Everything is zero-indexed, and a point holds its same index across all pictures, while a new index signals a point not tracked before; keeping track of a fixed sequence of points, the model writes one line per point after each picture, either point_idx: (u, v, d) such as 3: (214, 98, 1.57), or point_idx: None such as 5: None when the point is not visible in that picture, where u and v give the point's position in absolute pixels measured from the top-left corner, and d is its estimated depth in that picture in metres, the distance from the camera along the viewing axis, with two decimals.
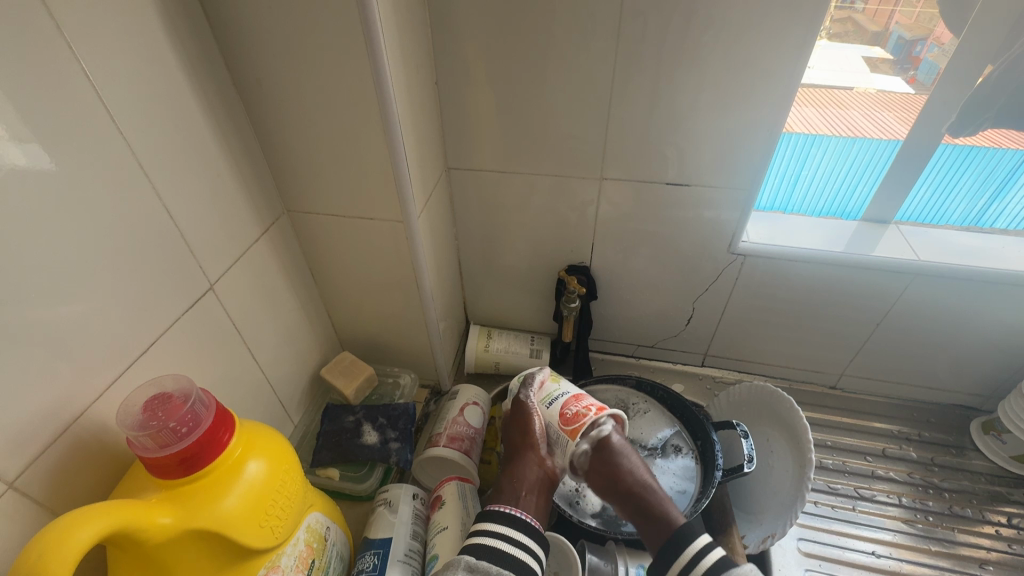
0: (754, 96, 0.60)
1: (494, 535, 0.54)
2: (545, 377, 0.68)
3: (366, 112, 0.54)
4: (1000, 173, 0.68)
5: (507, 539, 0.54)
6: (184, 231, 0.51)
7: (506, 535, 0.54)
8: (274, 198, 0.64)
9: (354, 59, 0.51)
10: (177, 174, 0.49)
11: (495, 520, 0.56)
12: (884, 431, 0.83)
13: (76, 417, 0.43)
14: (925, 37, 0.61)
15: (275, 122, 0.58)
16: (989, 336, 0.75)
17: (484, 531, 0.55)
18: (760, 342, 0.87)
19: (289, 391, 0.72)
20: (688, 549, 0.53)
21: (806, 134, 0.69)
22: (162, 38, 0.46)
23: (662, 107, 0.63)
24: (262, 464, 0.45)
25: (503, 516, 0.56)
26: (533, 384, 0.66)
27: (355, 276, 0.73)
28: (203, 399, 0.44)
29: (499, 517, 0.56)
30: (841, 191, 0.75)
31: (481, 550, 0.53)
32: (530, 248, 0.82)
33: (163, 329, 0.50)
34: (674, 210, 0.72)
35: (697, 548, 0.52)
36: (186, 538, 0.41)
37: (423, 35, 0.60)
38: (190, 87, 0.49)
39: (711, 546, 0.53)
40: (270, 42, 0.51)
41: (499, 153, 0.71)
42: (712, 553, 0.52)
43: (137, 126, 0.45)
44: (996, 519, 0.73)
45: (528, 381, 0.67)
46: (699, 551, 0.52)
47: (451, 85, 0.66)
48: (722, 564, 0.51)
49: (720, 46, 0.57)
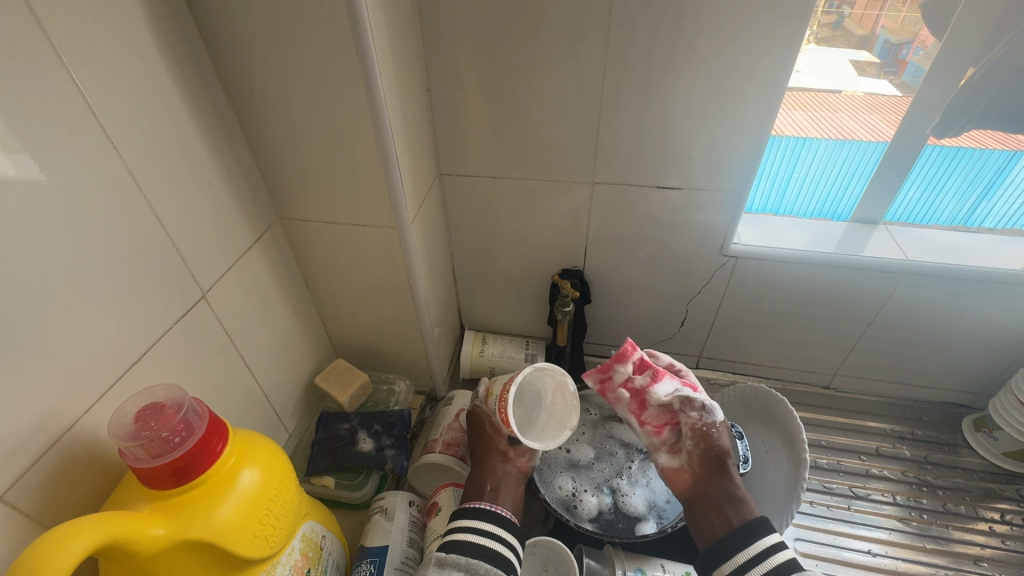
0: (743, 100, 0.61)
1: (463, 530, 0.55)
2: (488, 385, 0.70)
3: (357, 119, 0.55)
4: (987, 172, 0.69)
5: (474, 531, 0.55)
6: (175, 239, 0.51)
7: (471, 526, 0.55)
8: (266, 206, 0.64)
9: (346, 68, 0.51)
10: (167, 183, 0.49)
11: (468, 516, 0.56)
12: (877, 430, 0.84)
13: (67, 428, 0.42)
14: (911, 40, 0.62)
15: (267, 131, 0.58)
16: (977, 334, 0.76)
17: (455, 523, 0.57)
18: (754, 344, 0.87)
19: (282, 399, 0.71)
20: (758, 541, 0.52)
21: (795, 137, 0.69)
22: (151, 47, 0.46)
23: (652, 111, 0.63)
24: (256, 473, 0.45)
25: (482, 514, 0.56)
26: (479, 393, 0.70)
27: (348, 283, 0.73)
28: (196, 408, 0.44)
29: (471, 513, 0.56)
30: (831, 194, 0.76)
31: (450, 544, 0.54)
32: (524, 252, 0.82)
33: (155, 340, 0.50)
34: (665, 212, 0.73)
35: (765, 545, 0.51)
36: (180, 548, 0.40)
37: (415, 43, 0.61)
38: (180, 96, 0.49)
39: (781, 546, 0.52)
40: (262, 52, 0.51)
41: (491, 159, 0.72)
42: (782, 554, 0.51)
43: (127, 135, 0.45)
44: (990, 515, 0.74)
45: (476, 392, 0.71)
46: (768, 548, 0.51)
47: (443, 92, 0.67)
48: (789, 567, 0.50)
49: (707, 53, 0.58)
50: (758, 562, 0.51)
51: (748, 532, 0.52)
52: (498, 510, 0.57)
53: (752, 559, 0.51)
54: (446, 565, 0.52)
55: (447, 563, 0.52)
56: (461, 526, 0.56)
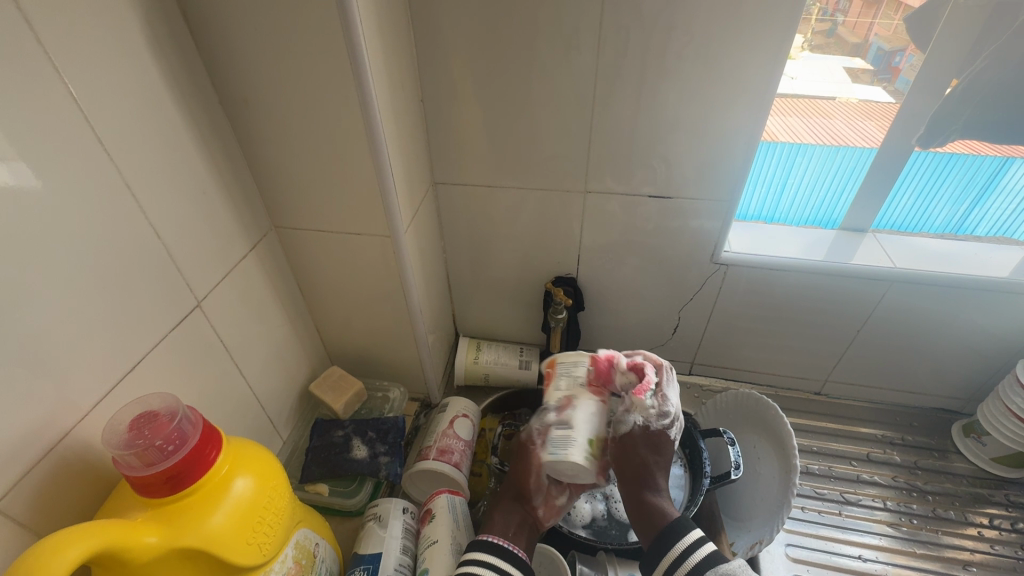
0: (731, 110, 0.62)
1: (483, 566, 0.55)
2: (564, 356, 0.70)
3: (351, 129, 0.55)
4: (981, 178, 0.70)
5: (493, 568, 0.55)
6: (170, 247, 0.51)
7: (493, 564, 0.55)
8: (262, 215, 0.65)
9: (340, 79, 0.52)
10: (162, 192, 0.50)
11: (488, 551, 0.57)
12: (869, 436, 0.85)
13: (61, 437, 0.43)
14: (903, 48, 0.63)
15: (262, 140, 0.58)
16: (965, 340, 0.77)
17: (467, 557, 0.56)
18: (746, 351, 0.88)
19: (277, 406, 0.72)
20: (679, 542, 0.55)
21: (790, 143, 0.70)
22: (148, 58, 0.47)
23: (642, 121, 0.64)
24: (249, 481, 0.45)
25: (501, 551, 0.57)
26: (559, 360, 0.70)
27: (343, 291, 0.73)
28: (190, 417, 0.44)
29: (491, 548, 0.57)
30: (826, 200, 0.77)
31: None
32: (517, 259, 0.83)
33: (149, 348, 0.50)
34: (657, 220, 0.73)
35: (687, 543, 0.55)
36: (173, 557, 0.40)
37: (409, 54, 0.62)
38: (176, 107, 0.50)
39: (701, 541, 0.55)
40: (258, 63, 0.52)
41: (485, 168, 0.73)
42: (703, 548, 0.55)
43: (123, 145, 0.45)
44: (980, 520, 0.75)
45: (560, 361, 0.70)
46: (687, 547, 0.55)
47: (436, 102, 0.67)
48: (707, 562, 0.53)
49: (695, 64, 0.59)
50: (680, 563, 0.54)
51: (664, 539, 0.56)
52: (517, 550, 0.58)
53: (674, 562, 0.55)
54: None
55: None
56: (478, 560, 0.56)
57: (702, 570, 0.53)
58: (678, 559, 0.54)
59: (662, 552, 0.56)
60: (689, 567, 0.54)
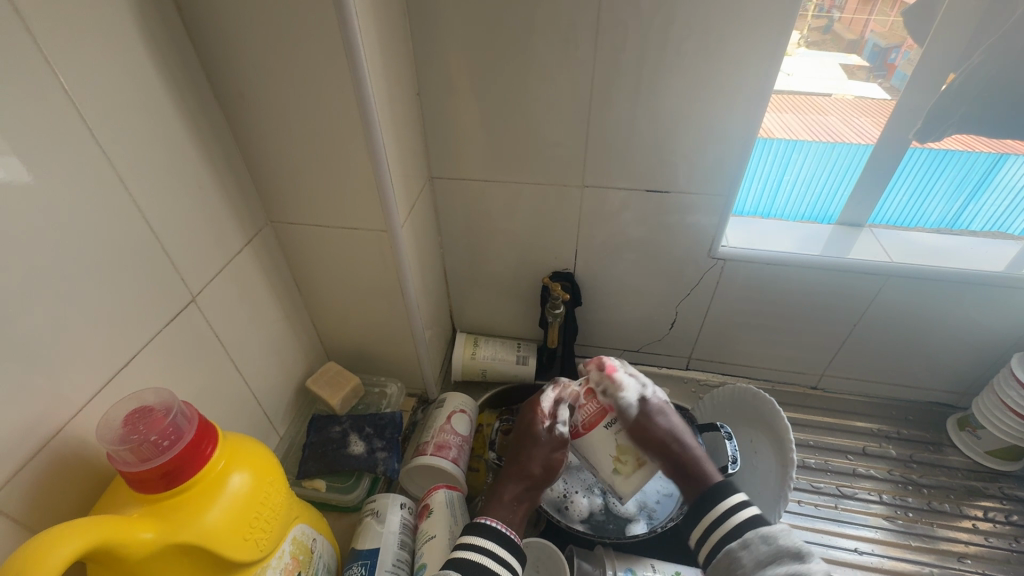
0: (730, 104, 0.62)
1: (479, 551, 0.55)
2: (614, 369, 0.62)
3: (347, 123, 0.55)
4: (975, 175, 0.70)
5: (489, 554, 0.55)
6: (165, 243, 0.51)
7: (488, 549, 0.55)
8: (257, 209, 0.64)
9: (336, 72, 0.51)
10: (156, 186, 0.49)
11: (479, 534, 0.57)
12: (864, 430, 0.85)
13: (55, 432, 0.42)
14: (900, 44, 0.63)
15: (257, 134, 0.58)
16: (960, 335, 0.77)
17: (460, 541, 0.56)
18: (744, 346, 0.88)
19: (274, 402, 0.71)
20: (721, 503, 0.58)
21: (786, 140, 0.70)
22: (142, 51, 0.46)
23: (641, 115, 0.64)
24: (246, 477, 0.45)
25: (488, 531, 0.57)
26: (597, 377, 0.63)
27: (340, 286, 0.73)
28: (185, 412, 0.43)
29: (484, 531, 0.57)
30: (821, 197, 0.77)
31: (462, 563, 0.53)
32: (515, 255, 0.83)
33: (144, 344, 0.50)
34: (654, 215, 0.73)
35: (731, 504, 0.57)
36: (169, 553, 0.40)
37: (406, 47, 0.62)
38: (171, 101, 0.50)
39: (745, 504, 0.57)
40: (253, 56, 0.52)
41: (482, 163, 0.72)
42: (747, 510, 0.56)
43: (117, 140, 0.45)
44: (974, 513, 0.75)
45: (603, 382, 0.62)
46: (729, 509, 0.57)
47: (433, 96, 0.67)
48: (747, 524, 0.55)
49: (694, 58, 0.59)
50: (723, 520, 0.56)
51: (712, 497, 0.58)
52: (501, 527, 0.58)
53: (716, 520, 0.57)
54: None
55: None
56: (472, 544, 0.55)
57: (741, 534, 0.55)
58: (721, 517, 0.57)
59: (705, 510, 0.58)
60: (731, 525, 0.56)
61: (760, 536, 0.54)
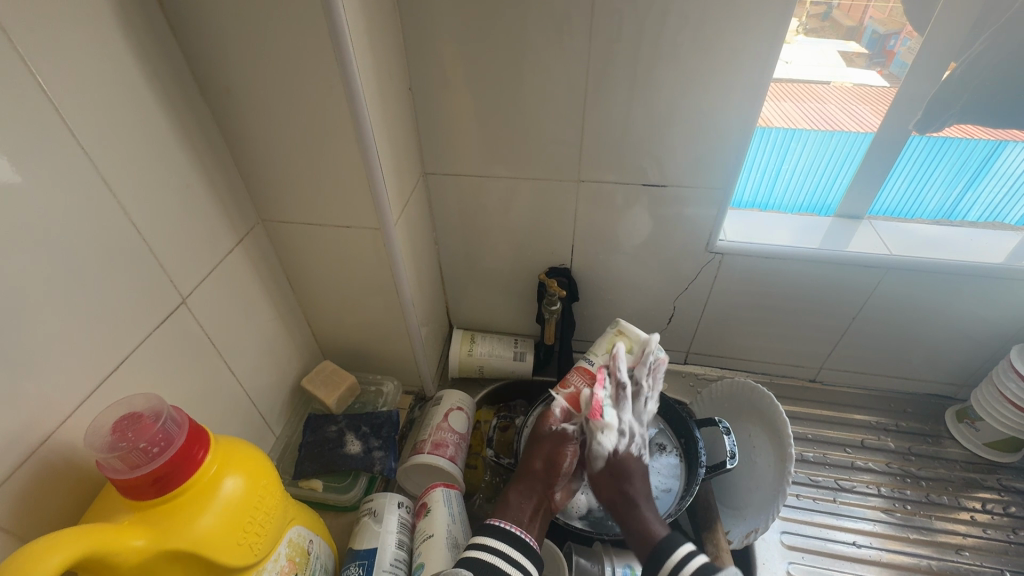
0: (727, 96, 0.61)
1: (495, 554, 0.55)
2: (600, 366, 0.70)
3: (337, 119, 0.54)
4: (973, 162, 0.69)
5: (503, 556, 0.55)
6: (153, 244, 0.50)
7: (503, 551, 0.55)
8: (248, 208, 0.63)
9: (324, 67, 0.50)
10: (142, 187, 0.48)
11: (495, 536, 0.57)
12: (862, 422, 0.85)
13: (43, 439, 0.42)
14: (898, 31, 0.62)
15: (246, 132, 0.57)
16: (959, 327, 0.77)
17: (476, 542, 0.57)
18: (741, 340, 0.88)
19: (269, 402, 0.71)
20: (670, 557, 0.56)
21: (785, 129, 0.69)
22: (123, 48, 0.45)
23: (637, 108, 0.63)
24: (239, 481, 0.44)
25: (509, 537, 0.57)
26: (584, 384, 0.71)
27: (333, 284, 0.72)
28: (176, 417, 0.43)
29: (502, 535, 0.57)
30: (820, 185, 0.76)
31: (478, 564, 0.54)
32: (511, 250, 0.82)
33: (133, 347, 0.49)
34: (651, 209, 0.73)
35: (679, 557, 0.56)
36: (161, 559, 0.40)
37: (397, 41, 0.60)
38: (155, 99, 0.48)
39: (693, 554, 0.56)
40: (238, 51, 0.50)
41: (477, 158, 0.71)
42: (693, 561, 0.55)
43: (99, 140, 0.44)
44: (972, 505, 0.75)
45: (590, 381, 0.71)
46: (679, 561, 0.55)
47: (425, 90, 0.66)
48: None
49: (691, 49, 0.58)
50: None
51: (657, 555, 0.57)
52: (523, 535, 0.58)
53: None
54: None
55: None
56: (488, 546, 0.56)
57: None
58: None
59: (656, 568, 0.56)
60: None
61: None
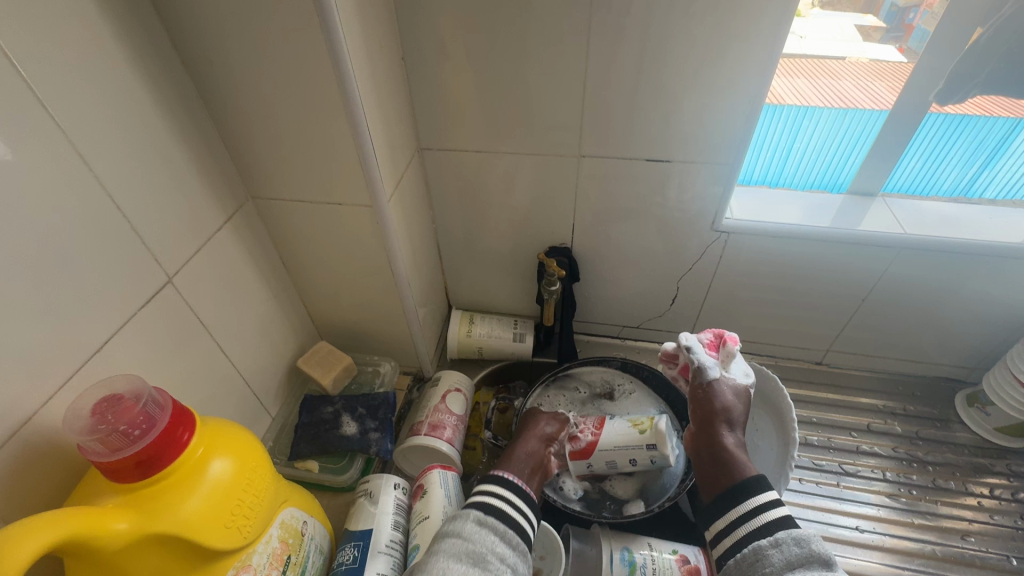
0: (737, 66, 0.57)
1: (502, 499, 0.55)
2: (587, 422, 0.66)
3: (324, 91, 0.51)
4: (991, 141, 0.65)
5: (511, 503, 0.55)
6: (135, 222, 0.48)
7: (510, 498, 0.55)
8: (237, 185, 0.61)
9: (309, 35, 0.47)
10: (122, 163, 0.46)
11: (500, 484, 0.57)
12: (869, 406, 0.83)
13: (24, 421, 0.41)
14: (919, 3, 0.60)
15: (230, 105, 0.54)
16: (974, 310, 0.74)
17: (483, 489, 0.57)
18: (747, 321, 0.86)
19: (264, 383, 0.70)
20: (752, 498, 0.52)
21: (798, 106, 0.66)
22: (97, 14, 0.42)
23: (641, 79, 0.60)
24: (227, 463, 0.44)
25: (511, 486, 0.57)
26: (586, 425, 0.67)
27: (327, 264, 0.71)
28: (158, 399, 0.42)
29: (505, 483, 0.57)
30: (831, 163, 0.73)
31: (485, 507, 0.54)
32: (510, 229, 0.80)
33: (118, 328, 0.48)
34: (655, 186, 0.70)
35: (761, 500, 0.51)
36: (146, 542, 0.39)
37: (388, 7, 0.57)
38: (133, 69, 0.46)
39: (775, 504, 0.51)
40: (219, 18, 0.48)
41: (474, 133, 0.69)
42: (777, 509, 0.50)
43: (74, 113, 0.41)
44: (979, 490, 0.74)
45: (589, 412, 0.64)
46: (758, 505, 0.51)
47: (419, 61, 0.63)
48: (777, 524, 0.49)
49: (698, 15, 0.54)
50: (746, 521, 0.51)
51: (734, 493, 0.53)
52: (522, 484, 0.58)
53: (737, 519, 0.51)
54: (486, 525, 0.52)
55: (486, 524, 0.52)
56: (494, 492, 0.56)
57: (771, 531, 0.49)
58: (747, 515, 0.51)
59: (729, 505, 0.52)
60: (757, 525, 0.50)
61: (793, 537, 0.47)
